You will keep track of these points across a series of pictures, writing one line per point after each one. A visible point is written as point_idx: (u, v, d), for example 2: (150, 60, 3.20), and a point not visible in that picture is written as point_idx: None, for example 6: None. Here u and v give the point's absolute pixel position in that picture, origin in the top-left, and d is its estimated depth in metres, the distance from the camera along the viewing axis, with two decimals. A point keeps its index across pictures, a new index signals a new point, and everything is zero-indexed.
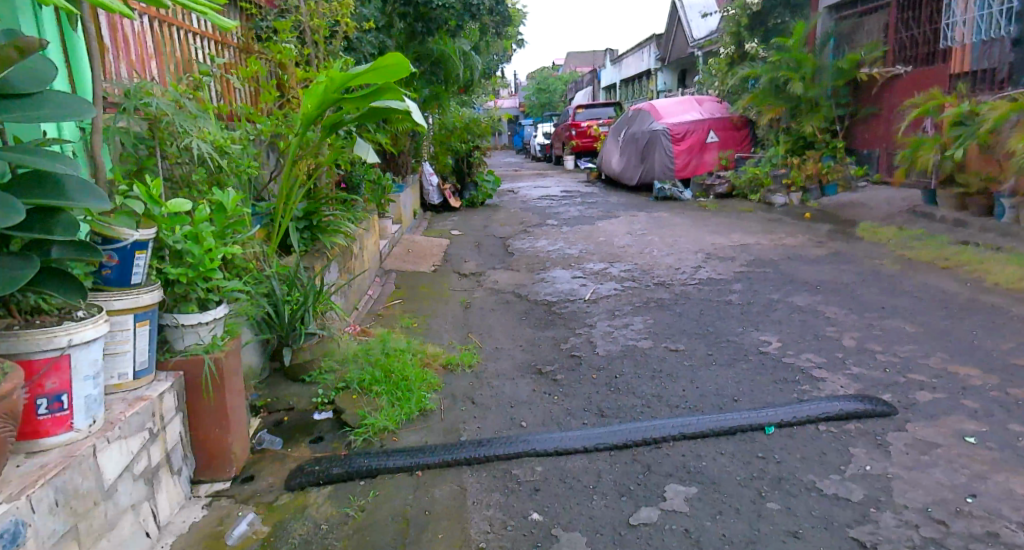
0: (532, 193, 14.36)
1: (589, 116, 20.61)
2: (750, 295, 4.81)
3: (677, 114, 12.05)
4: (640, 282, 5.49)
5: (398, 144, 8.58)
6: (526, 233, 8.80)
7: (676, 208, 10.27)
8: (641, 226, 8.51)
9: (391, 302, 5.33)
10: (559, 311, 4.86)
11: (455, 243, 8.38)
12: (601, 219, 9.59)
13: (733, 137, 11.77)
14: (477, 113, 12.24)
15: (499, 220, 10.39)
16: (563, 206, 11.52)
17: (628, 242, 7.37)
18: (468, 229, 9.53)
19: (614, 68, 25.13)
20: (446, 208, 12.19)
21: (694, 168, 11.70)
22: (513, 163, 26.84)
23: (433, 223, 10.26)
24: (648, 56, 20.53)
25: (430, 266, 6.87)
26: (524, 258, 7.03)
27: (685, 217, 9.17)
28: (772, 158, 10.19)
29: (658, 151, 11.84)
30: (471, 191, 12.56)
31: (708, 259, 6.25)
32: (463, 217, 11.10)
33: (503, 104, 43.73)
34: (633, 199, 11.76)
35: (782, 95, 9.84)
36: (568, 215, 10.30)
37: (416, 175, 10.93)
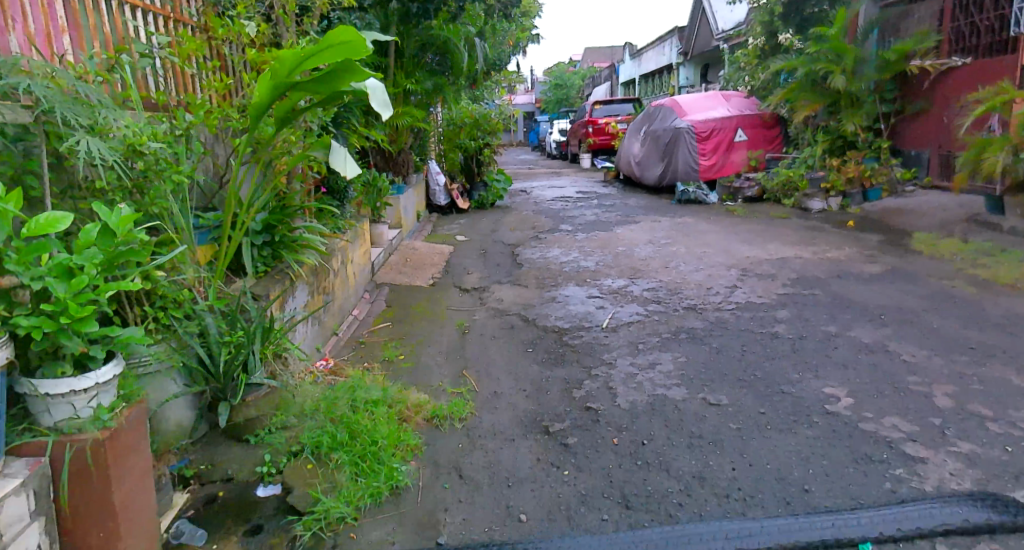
0: (545, 194, 13.61)
1: (606, 112, 19.82)
2: (800, 324, 4.04)
3: (702, 111, 11.25)
4: (667, 304, 4.75)
5: (398, 140, 7.87)
6: (537, 240, 8.06)
7: (701, 213, 9.49)
8: (664, 234, 7.75)
9: (378, 326, 4.61)
10: (572, 341, 4.13)
11: (459, 251, 7.66)
12: (620, 224, 8.83)
13: (762, 136, 10.95)
14: (487, 108, 11.51)
15: (509, 223, 9.66)
16: (579, 209, 10.77)
17: (651, 253, 6.61)
18: (476, 234, 8.81)
19: (633, 62, 24.24)
20: (453, 210, 11.47)
21: (719, 170, 10.88)
22: (527, 160, 26.06)
23: (439, 227, 9.55)
24: (669, 50, 19.66)
25: (429, 278, 6.14)
26: (534, 270, 6.29)
27: (711, 223, 8.39)
28: (808, 159, 9.40)
29: (681, 150, 11.03)
30: (480, 191, 11.83)
31: (744, 275, 5.48)
32: (471, 219, 10.38)
33: (518, 99, 42.93)
34: (654, 202, 10.98)
35: (820, 91, 9.03)
36: (584, 219, 9.55)
37: (421, 174, 10.23)
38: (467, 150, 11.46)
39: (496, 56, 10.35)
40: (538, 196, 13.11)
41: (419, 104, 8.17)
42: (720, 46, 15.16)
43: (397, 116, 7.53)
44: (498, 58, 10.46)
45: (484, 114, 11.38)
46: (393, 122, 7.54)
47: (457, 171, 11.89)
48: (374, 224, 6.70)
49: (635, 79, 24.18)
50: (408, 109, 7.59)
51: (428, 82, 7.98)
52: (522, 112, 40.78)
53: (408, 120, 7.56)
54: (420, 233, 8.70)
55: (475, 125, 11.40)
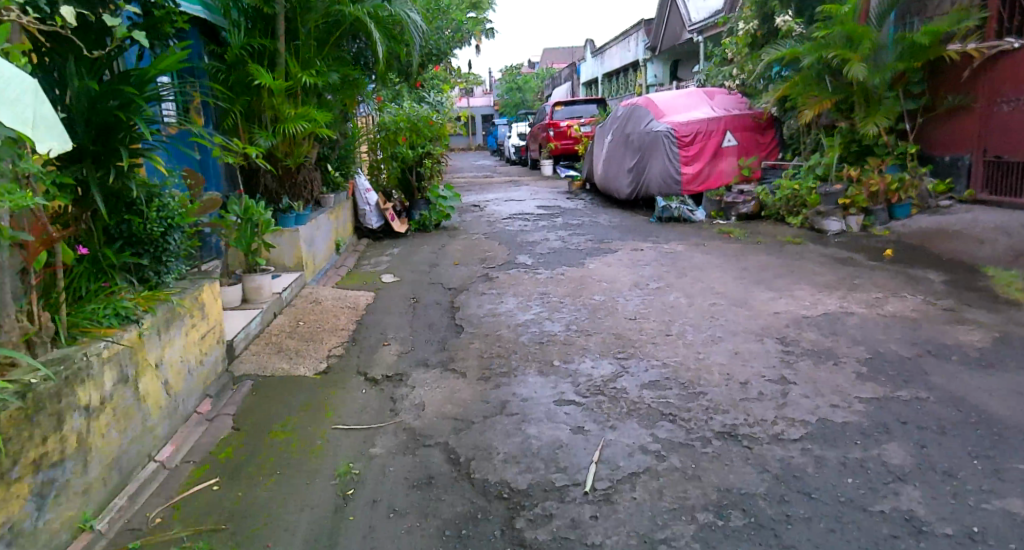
0: (502, 209, 11.73)
1: (568, 113, 18.18)
2: (950, 495, 2.19)
3: (682, 112, 9.55)
4: (687, 424, 2.88)
5: (294, 153, 5.90)
6: (487, 281, 6.17)
7: (689, 236, 7.74)
8: (652, 271, 5.94)
9: (192, 488, 2.71)
10: (530, 535, 2.22)
11: (381, 300, 5.72)
12: (591, 256, 7.00)
13: (754, 139, 9.21)
14: (428, 110, 9.59)
15: (454, 254, 7.76)
16: (540, 231, 8.91)
17: (640, 307, 4.77)
18: (410, 273, 6.89)
19: (595, 61, 22.64)
20: (389, 233, 9.52)
21: (706, 181, 9.13)
22: (484, 167, 24.33)
23: (365, 262, 7.62)
24: (635, 45, 18.05)
25: (323, 359, 4.19)
26: (478, 340, 4.40)
27: (708, 253, 6.61)
28: (813, 168, 7.69)
29: (658, 159, 9.27)
30: (422, 210, 9.87)
31: (787, 350, 3.66)
32: (409, 247, 8.46)
33: (476, 102, 41.06)
34: (629, 221, 9.21)
35: (830, 84, 7.37)
36: (547, 247, 7.71)
37: (343, 192, 8.29)
38: (404, 160, 9.54)
39: (434, 46, 8.46)
40: (492, 213, 11.26)
41: (325, 103, 6.22)
42: (693, 38, 13.54)
43: (289, 120, 5.58)
44: (437, 50, 8.57)
45: (423, 116, 9.43)
46: (284, 129, 5.59)
47: (394, 186, 9.96)
48: (249, 275, 4.75)
49: (597, 78, 22.57)
50: (303, 111, 5.63)
51: (334, 74, 6.04)
52: (479, 116, 38.94)
53: (306, 126, 5.61)
54: (336, 273, 6.76)
55: (413, 131, 9.49)
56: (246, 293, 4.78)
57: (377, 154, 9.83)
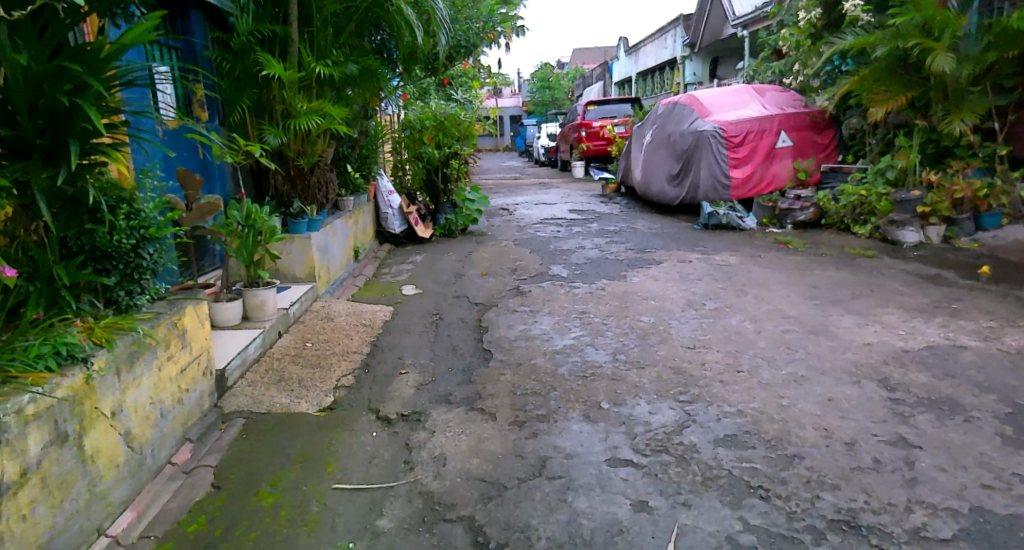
0: (531, 213, 11.09)
1: (600, 112, 17.51)
2: None
3: (731, 111, 8.89)
4: (787, 506, 2.21)
5: (308, 152, 5.31)
6: (518, 296, 5.55)
7: (739, 246, 7.05)
8: (705, 287, 5.26)
9: None
10: None
11: (400, 317, 5.12)
12: (633, 268, 6.35)
13: (811, 140, 8.45)
14: (456, 107, 8.97)
15: (481, 262, 7.16)
16: (574, 239, 8.25)
17: (698, 333, 4.10)
18: (433, 284, 6.30)
19: (629, 59, 21.92)
20: (412, 238, 8.93)
21: (757, 186, 8.44)
22: (513, 168, 23.72)
23: (386, 270, 7.05)
24: (672, 41, 17.39)
25: (329, 392, 3.56)
26: (511, 370, 3.77)
27: (766, 266, 5.91)
28: (882, 172, 6.94)
29: (706, 162, 8.66)
30: (447, 214, 9.26)
31: (894, 397, 2.97)
32: (433, 254, 7.88)
33: (504, 102, 40.48)
34: (671, 229, 8.54)
35: (903, 78, 6.69)
36: (583, 257, 7.07)
37: (364, 194, 7.74)
38: (429, 161, 8.96)
39: (462, 37, 7.85)
40: (522, 217, 10.64)
41: (343, 96, 5.62)
42: (738, 33, 12.79)
43: (300, 115, 4.99)
44: (466, 42, 7.95)
45: (451, 114, 8.80)
46: (296, 125, 5.00)
47: (418, 188, 9.38)
48: (249, 289, 4.16)
49: (631, 77, 21.84)
50: (317, 105, 5.03)
51: (352, 64, 5.43)
52: (508, 116, 38.37)
53: (319, 121, 5.03)
54: (353, 284, 6.17)
55: (439, 129, 8.88)
56: (247, 309, 4.20)
57: (402, 154, 9.25)
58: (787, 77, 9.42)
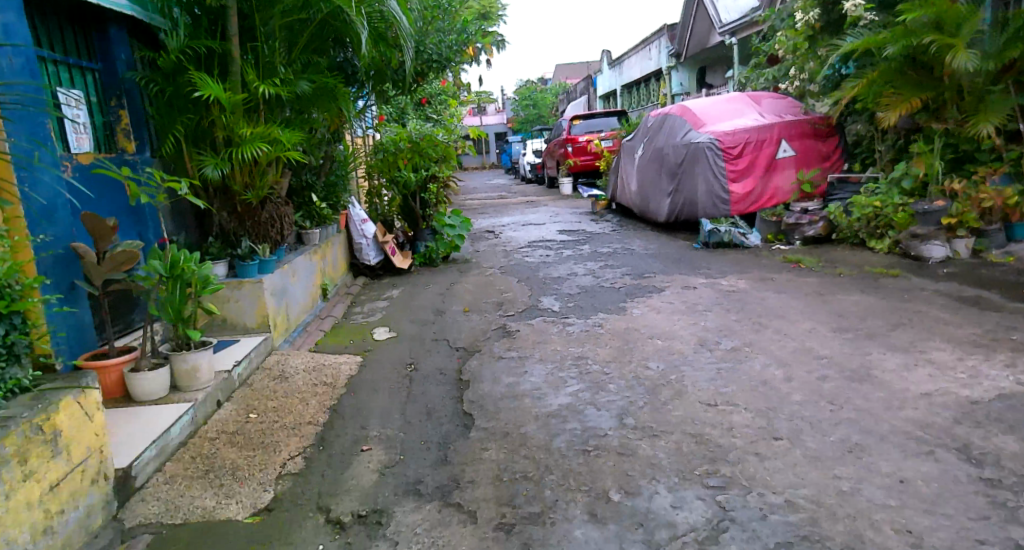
0: (519, 235, 10.46)
1: (587, 127, 17.02)
2: None
3: (727, 121, 8.35)
4: None
5: (256, 184, 4.65)
6: (505, 338, 4.87)
7: (747, 268, 6.44)
8: (717, 320, 4.62)
9: None
10: None
11: (366, 370, 4.42)
12: (633, 298, 5.71)
13: (815, 149, 7.87)
14: (432, 128, 8.33)
15: (465, 296, 6.49)
16: (565, 264, 7.62)
17: (718, 383, 3.45)
18: (409, 325, 5.61)
19: (613, 71, 21.48)
20: (388, 269, 8.22)
21: (758, 200, 7.91)
22: (499, 186, 23.16)
23: (357, 309, 6.37)
24: (657, 52, 17.01)
25: (270, 483, 2.90)
26: (496, 443, 3.11)
27: (781, 291, 5.28)
28: (896, 181, 6.34)
29: (702, 174, 8.15)
30: (427, 241, 8.57)
31: (984, 478, 2.31)
32: (413, 287, 7.21)
33: (489, 119, 40.00)
34: (669, 249, 7.94)
35: (915, 80, 6.10)
36: (576, 287, 6.43)
37: (334, 226, 7.08)
38: (408, 185, 8.38)
39: (433, 52, 7.18)
40: (509, 240, 10.00)
41: (295, 119, 4.96)
42: (726, 40, 12.28)
43: (243, 142, 4.34)
44: (437, 57, 7.27)
45: (426, 135, 8.16)
46: (239, 154, 4.34)
47: (396, 214, 8.73)
48: (178, 355, 3.46)
49: (616, 89, 21.38)
50: (261, 130, 4.37)
51: (304, 82, 4.78)
52: (493, 134, 37.92)
53: (267, 149, 4.40)
54: (318, 329, 5.47)
55: (415, 151, 8.23)
56: (176, 379, 3.51)
57: (377, 180, 8.60)
58: (784, 82, 8.86)
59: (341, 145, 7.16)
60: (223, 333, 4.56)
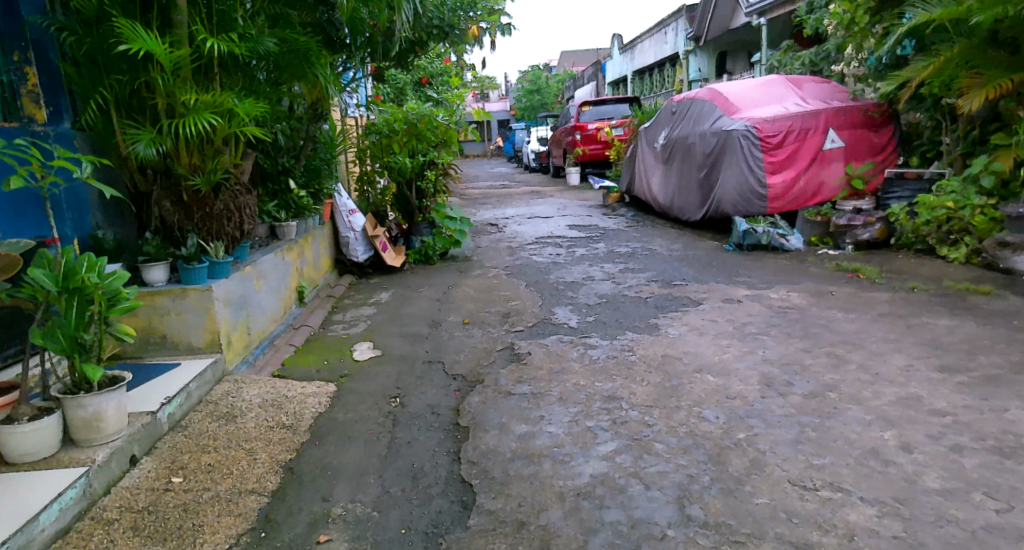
0: (525, 230, 9.54)
1: (596, 114, 16.08)
2: None
3: (766, 107, 7.45)
4: None
5: (205, 167, 3.69)
6: (514, 364, 3.97)
7: (794, 277, 5.53)
8: (778, 349, 3.72)
9: None
10: None
11: (338, 406, 3.50)
12: (665, 313, 4.81)
13: (867, 141, 6.95)
14: (431, 108, 7.41)
15: (466, 303, 5.59)
16: (580, 267, 6.70)
17: (805, 451, 2.55)
18: (398, 341, 4.70)
19: (625, 57, 20.53)
20: (379, 267, 7.29)
21: (800, 198, 6.98)
22: (503, 175, 22.19)
23: (338, 316, 5.45)
24: (674, 35, 16.05)
25: None
26: (508, 539, 2.20)
27: (848, 310, 4.38)
28: (973, 177, 5.48)
29: (736, 166, 7.26)
30: (423, 236, 7.63)
31: None
32: (406, 290, 6.31)
33: (492, 106, 38.97)
34: (697, 251, 7.03)
35: (1003, 61, 5.26)
36: (595, 296, 5.53)
37: (317, 217, 6.17)
38: (402, 173, 7.52)
39: (433, 16, 6.22)
40: (515, 235, 9.09)
41: (258, 87, 4.01)
42: (753, 21, 11.32)
43: (187, 111, 3.41)
44: (438, 22, 6.31)
45: (424, 115, 7.24)
46: (181, 127, 3.41)
47: (389, 205, 7.85)
48: (73, 400, 2.51)
49: (627, 76, 20.42)
50: (208, 97, 3.43)
51: (269, 40, 3.84)
52: (496, 121, 36.93)
53: (217, 122, 3.47)
54: (288, 345, 4.55)
55: (411, 134, 7.32)
56: (71, 430, 2.56)
57: (370, 165, 7.68)
58: (833, 66, 7.94)
59: (325, 123, 6.24)
60: (161, 354, 3.63)
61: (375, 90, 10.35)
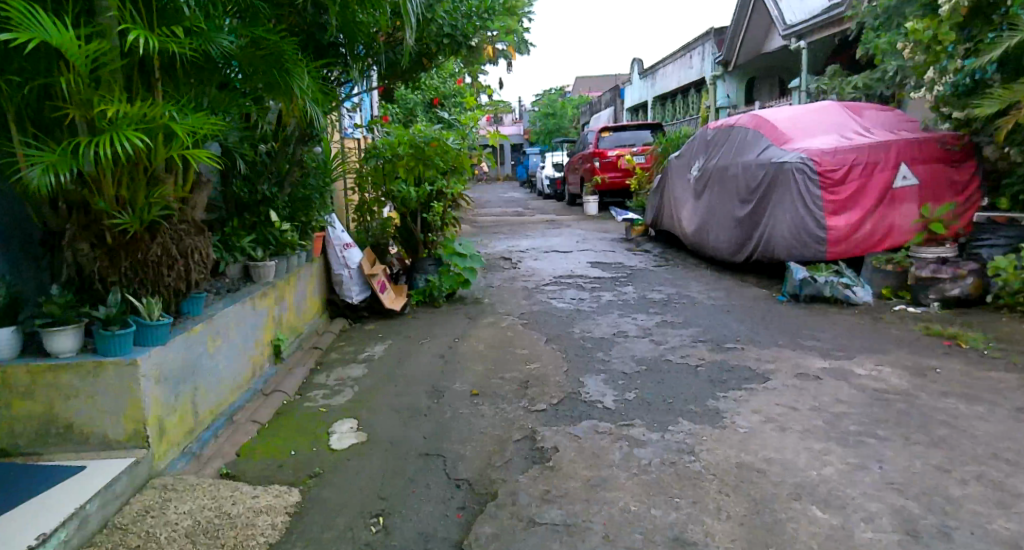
0: (542, 266, 8.62)
1: (616, 140, 15.25)
2: None
3: (824, 136, 6.56)
4: None
5: (136, 203, 2.77)
6: (538, 466, 3.04)
7: (873, 343, 4.57)
8: (898, 465, 2.77)
9: None
10: None
11: (296, 533, 2.53)
12: (724, 390, 3.86)
13: (944, 176, 6.07)
14: (440, 130, 6.53)
15: (476, 365, 4.65)
16: (609, 317, 5.76)
17: None
18: (389, 418, 3.75)
19: (645, 82, 19.78)
20: (376, 309, 6.38)
21: (868, 241, 6.07)
22: (515, 201, 21.33)
23: (318, 379, 4.48)
24: (699, 60, 15.27)
25: None
26: None
27: (968, 400, 3.43)
28: None
29: (787, 204, 6.35)
30: (429, 275, 6.73)
31: None
32: (405, 341, 5.39)
33: (505, 129, 38.32)
34: (744, 302, 6.07)
35: None
36: (632, 359, 4.58)
37: (302, 255, 5.27)
38: (407, 203, 6.67)
39: (444, 24, 5.33)
40: (531, 273, 8.16)
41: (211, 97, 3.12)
42: (791, 45, 10.46)
43: (103, 128, 2.51)
44: (450, 30, 5.41)
45: (433, 139, 6.35)
46: (93, 148, 2.49)
47: (391, 237, 7.06)
48: None
49: (647, 101, 19.65)
50: (135, 111, 2.53)
51: (224, 38, 2.96)
52: (508, 145, 36.23)
53: (146, 142, 2.57)
54: (251, 422, 3.57)
55: (418, 159, 6.42)
56: None
57: (371, 193, 6.82)
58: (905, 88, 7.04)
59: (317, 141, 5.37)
60: (65, 451, 2.68)
61: (380, 109, 9.54)
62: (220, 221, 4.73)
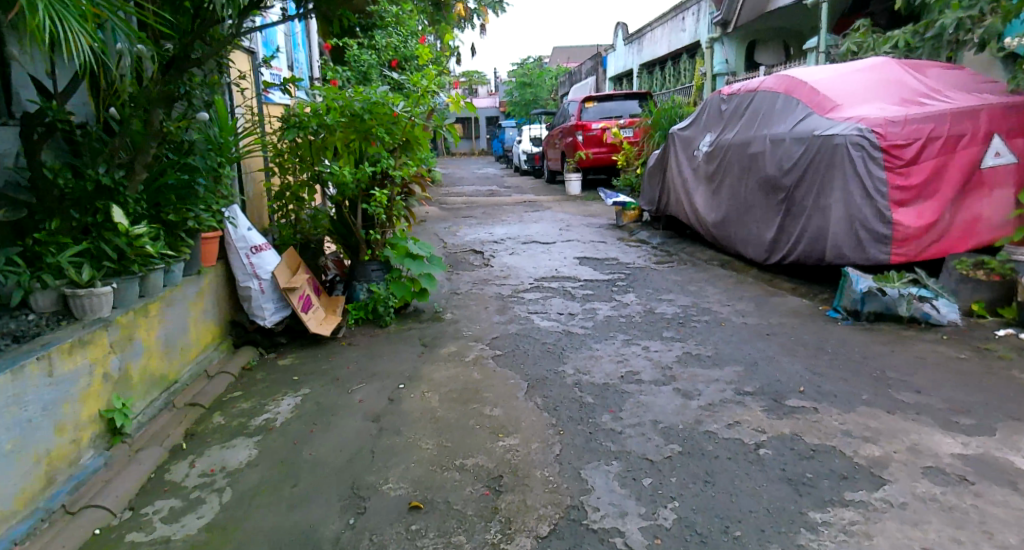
0: (520, 262, 7.06)
1: (600, 111, 13.66)
2: None
3: (884, 100, 5.04)
4: None
5: None
6: None
7: (1007, 400, 3.12)
8: None
9: None
10: None
11: None
12: (818, 504, 2.38)
13: None
14: (386, 92, 4.96)
15: (422, 440, 3.11)
16: (611, 347, 4.24)
17: None
18: None
19: (630, 48, 18.16)
20: (299, 331, 4.79)
21: (945, 240, 4.65)
22: (490, 177, 19.64)
23: (173, 472, 2.90)
24: (693, 21, 13.68)
25: None
26: None
27: None
28: None
29: (834, 190, 4.87)
30: (371, 283, 5.15)
31: None
32: (329, 388, 3.82)
33: (480, 101, 36.45)
34: (786, 320, 4.59)
35: None
36: (654, 427, 3.06)
37: (177, 268, 3.65)
38: (341, 188, 5.05)
39: None
40: (506, 272, 6.61)
41: None
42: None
43: None
44: None
45: (374, 103, 4.79)
46: None
47: (324, 233, 5.44)
48: None
49: (632, 68, 18.05)
50: None
51: None
52: (483, 117, 34.40)
53: None
54: None
55: (356, 131, 4.91)
56: None
57: (298, 176, 5.21)
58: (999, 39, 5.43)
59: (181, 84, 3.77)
60: None
61: (323, 71, 7.83)
62: (31, 221, 3.10)
